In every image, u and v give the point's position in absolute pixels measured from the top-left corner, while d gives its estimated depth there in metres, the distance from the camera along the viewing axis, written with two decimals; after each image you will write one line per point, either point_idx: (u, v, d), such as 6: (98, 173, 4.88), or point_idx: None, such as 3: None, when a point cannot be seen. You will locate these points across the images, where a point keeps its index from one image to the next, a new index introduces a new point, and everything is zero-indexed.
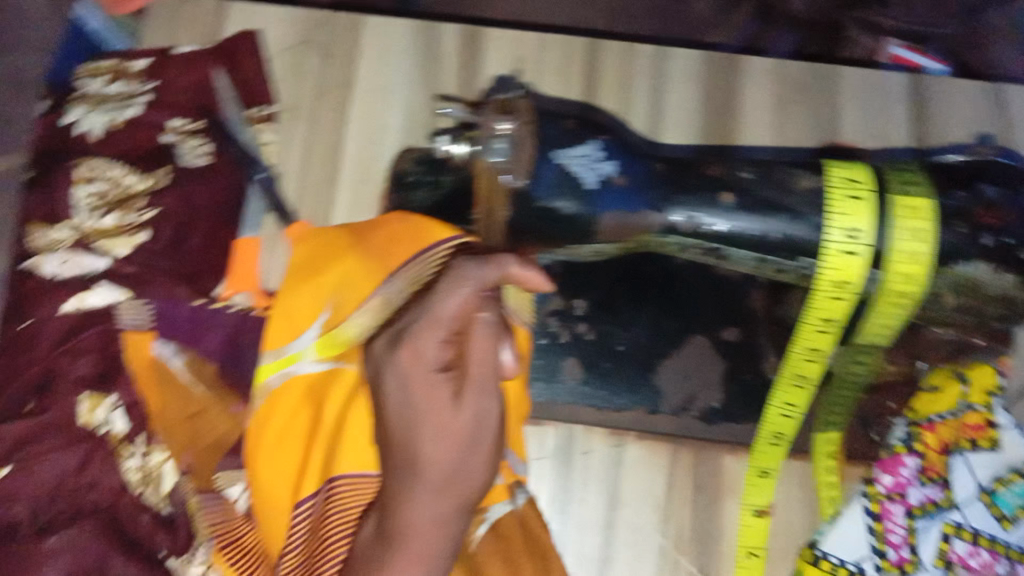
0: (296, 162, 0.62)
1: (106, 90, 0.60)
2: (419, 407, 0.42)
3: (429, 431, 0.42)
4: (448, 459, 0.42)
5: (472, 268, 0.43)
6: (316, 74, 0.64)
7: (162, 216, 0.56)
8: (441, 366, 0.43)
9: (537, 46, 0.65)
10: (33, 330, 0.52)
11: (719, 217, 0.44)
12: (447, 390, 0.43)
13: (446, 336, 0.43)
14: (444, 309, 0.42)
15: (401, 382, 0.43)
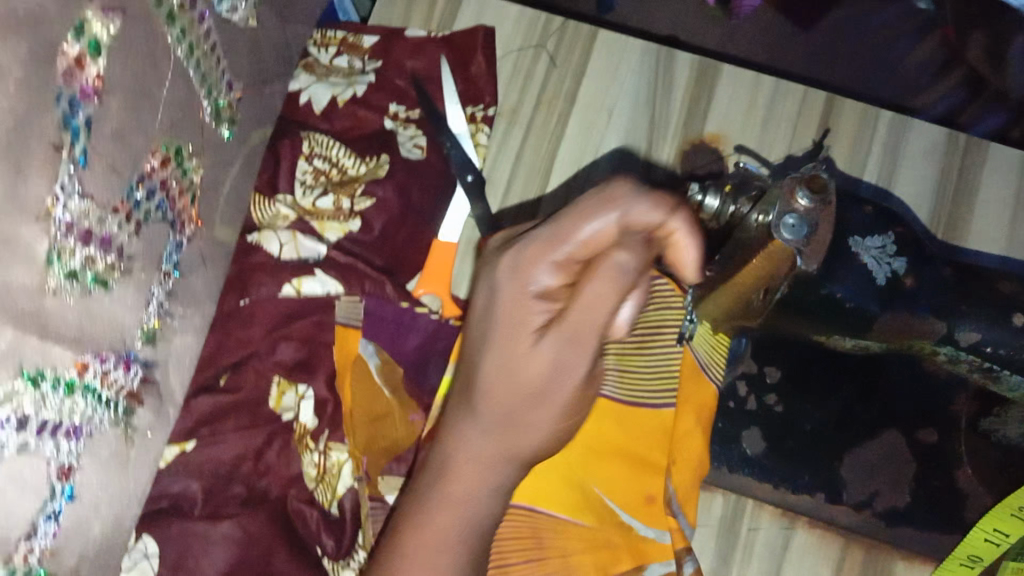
0: (506, 170, 0.60)
1: (334, 63, 0.60)
2: (496, 330, 0.42)
3: (497, 361, 0.42)
4: (509, 401, 0.42)
5: (628, 189, 0.40)
6: (540, 82, 0.62)
7: (377, 207, 0.54)
8: (545, 291, 0.42)
9: (771, 90, 0.62)
10: (249, 309, 0.50)
11: (1007, 339, 0.38)
12: (535, 323, 0.42)
13: (562, 261, 0.41)
14: (580, 232, 0.40)
15: (490, 294, 0.42)
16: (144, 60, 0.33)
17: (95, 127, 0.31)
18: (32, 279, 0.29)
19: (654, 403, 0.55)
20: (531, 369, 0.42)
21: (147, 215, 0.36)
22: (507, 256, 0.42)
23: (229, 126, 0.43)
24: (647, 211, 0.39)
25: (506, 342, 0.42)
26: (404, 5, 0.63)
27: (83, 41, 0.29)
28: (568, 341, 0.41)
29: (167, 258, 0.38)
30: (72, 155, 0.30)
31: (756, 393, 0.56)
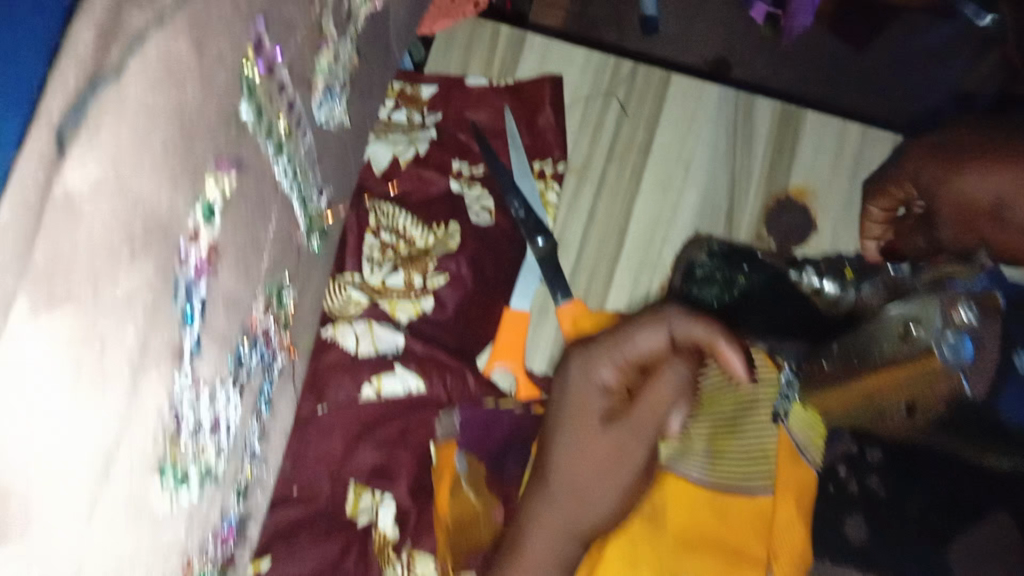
0: (579, 230, 0.56)
1: (393, 118, 0.56)
2: (566, 413, 0.45)
3: (568, 442, 0.44)
4: (580, 477, 0.44)
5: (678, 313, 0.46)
6: (611, 133, 0.57)
7: (454, 282, 0.51)
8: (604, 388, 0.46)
9: (861, 139, 0.57)
10: (328, 421, 0.47)
11: None
12: (600, 412, 0.45)
13: (623, 364, 0.45)
14: (636, 344, 0.45)
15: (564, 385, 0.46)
16: (251, 206, 0.29)
17: (208, 306, 0.27)
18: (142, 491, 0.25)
19: (750, 487, 0.51)
20: (599, 451, 0.44)
21: (247, 372, 0.32)
22: (576, 355, 0.46)
23: (318, 233, 0.38)
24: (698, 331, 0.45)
25: (574, 425, 0.45)
26: (463, 49, 0.58)
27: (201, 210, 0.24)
28: (634, 430, 0.44)
29: (262, 399, 0.35)
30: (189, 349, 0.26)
31: (857, 474, 0.52)
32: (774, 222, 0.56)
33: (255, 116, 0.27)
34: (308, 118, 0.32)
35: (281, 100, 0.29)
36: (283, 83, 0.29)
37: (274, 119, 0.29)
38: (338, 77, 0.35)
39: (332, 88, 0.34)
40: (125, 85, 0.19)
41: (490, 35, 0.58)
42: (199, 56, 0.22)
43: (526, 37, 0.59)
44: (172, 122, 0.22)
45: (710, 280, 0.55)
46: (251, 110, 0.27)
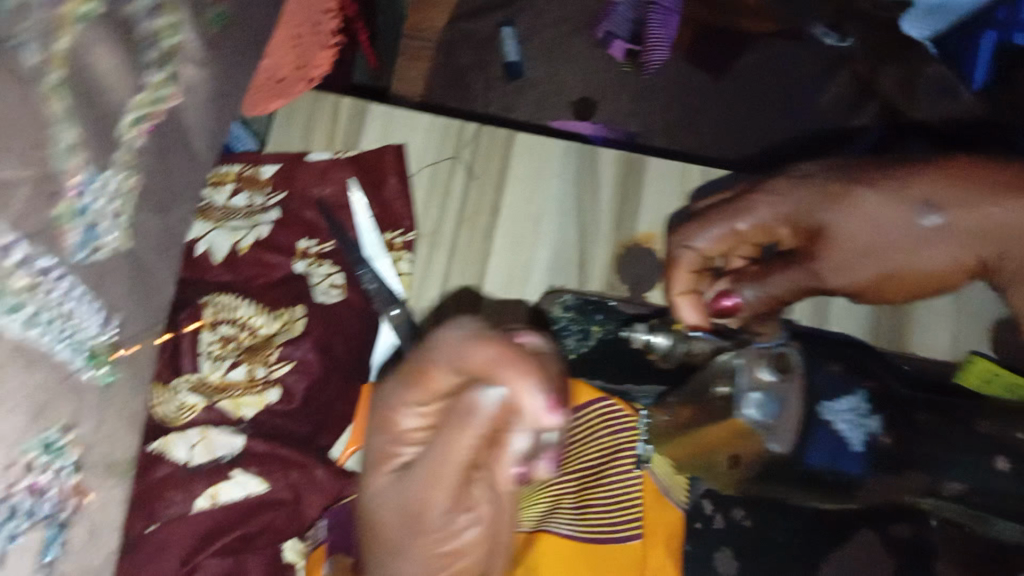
0: (434, 299, 0.56)
1: (231, 203, 0.55)
2: (372, 459, 0.39)
3: (375, 486, 0.38)
4: (390, 520, 0.37)
5: (455, 336, 0.34)
6: (460, 197, 0.58)
7: (297, 369, 0.50)
8: (406, 431, 0.37)
9: (703, 179, 0.59)
10: (160, 538, 0.43)
11: (994, 489, 0.36)
12: (400, 462, 0.38)
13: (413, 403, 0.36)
14: (417, 376, 0.35)
15: (378, 425, 0.38)
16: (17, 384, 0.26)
17: None
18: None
19: (622, 535, 0.52)
20: (388, 507, 0.37)
21: (48, 555, 0.29)
22: (379, 395, 0.38)
23: (108, 366, 0.32)
24: (490, 356, 0.32)
25: (373, 479, 0.38)
26: (303, 127, 0.59)
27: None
28: (424, 483, 0.36)
29: (45, 549, 0.29)
30: None
31: (723, 509, 0.53)
32: (626, 271, 0.58)
33: None
34: (50, 258, 0.27)
35: (15, 265, 0.26)
36: (10, 244, 0.25)
37: (8, 285, 0.25)
38: (99, 204, 0.30)
39: (99, 219, 0.30)
40: None
41: (332, 110, 0.59)
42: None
43: (367, 108, 0.60)
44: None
45: (567, 331, 0.55)
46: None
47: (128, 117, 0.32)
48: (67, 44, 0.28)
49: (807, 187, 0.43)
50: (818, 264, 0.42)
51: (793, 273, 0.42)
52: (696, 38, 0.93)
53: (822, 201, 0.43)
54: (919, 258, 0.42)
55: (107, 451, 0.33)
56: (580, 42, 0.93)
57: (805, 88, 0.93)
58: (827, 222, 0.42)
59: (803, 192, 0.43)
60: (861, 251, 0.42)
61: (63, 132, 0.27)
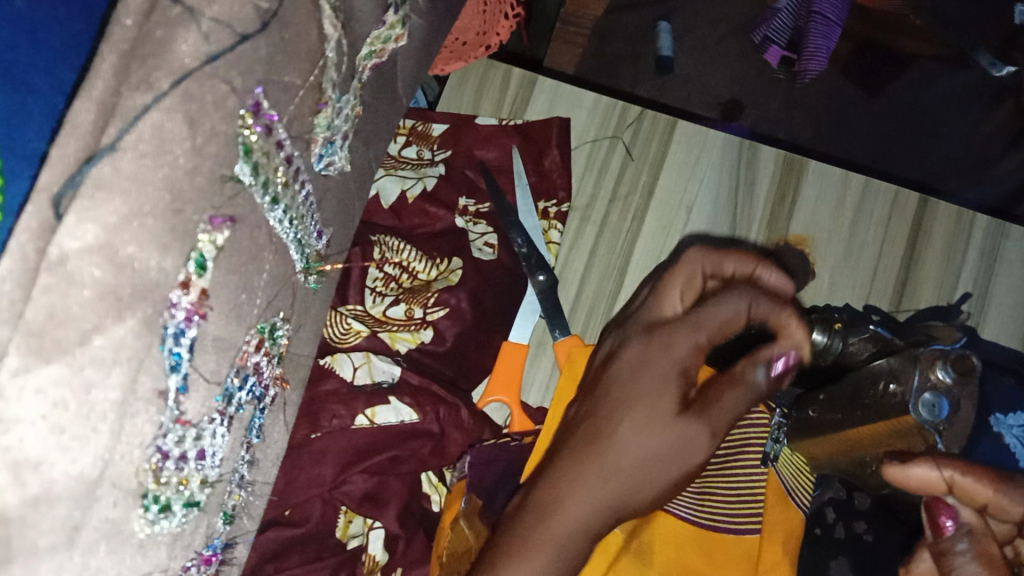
0: (580, 269, 0.57)
1: (403, 155, 0.58)
2: (645, 374, 0.37)
3: (637, 414, 0.36)
4: (633, 429, 0.36)
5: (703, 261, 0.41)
6: (616, 175, 0.59)
7: (450, 315, 0.51)
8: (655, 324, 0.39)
9: (862, 191, 0.58)
10: (320, 444, 0.44)
11: None
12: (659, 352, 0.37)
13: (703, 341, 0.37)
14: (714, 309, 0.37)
15: (639, 360, 0.37)
16: (245, 267, 0.26)
17: (202, 347, 0.24)
18: (124, 514, 0.22)
19: (739, 528, 0.51)
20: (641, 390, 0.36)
21: (239, 405, 0.28)
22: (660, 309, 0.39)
23: (315, 274, 0.35)
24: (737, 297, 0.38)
25: (648, 380, 0.36)
26: (474, 88, 0.60)
27: (195, 263, 0.23)
28: (641, 361, 0.37)
29: (250, 433, 0.31)
30: (163, 398, 0.23)
31: (844, 520, 0.54)
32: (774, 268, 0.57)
33: (251, 175, 0.25)
34: (304, 170, 0.29)
35: (282, 158, 0.27)
36: (282, 140, 0.26)
37: (273, 177, 0.26)
38: (339, 121, 0.31)
39: (335, 138, 0.32)
40: (123, 153, 0.20)
41: (504, 75, 0.61)
42: (193, 130, 0.22)
43: (537, 79, 0.61)
44: (163, 186, 0.21)
45: None
46: (249, 170, 0.25)
47: (365, 49, 0.33)
48: None
49: (1022, 501, 0.34)
50: (637, 330, 0.39)
51: (638, 317, 0.40)
52: (854, 55, 0.91)
53: (993, 492, 0.34)
54: (634, 412, 0.36)
55: (299, 354, 0.36)
56: (736, 43, 0.93)
57: (960, 118, 0.90)
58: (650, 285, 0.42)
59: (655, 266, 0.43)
60: (630, 392, 0.36)
61: (331, 49, 0.28)
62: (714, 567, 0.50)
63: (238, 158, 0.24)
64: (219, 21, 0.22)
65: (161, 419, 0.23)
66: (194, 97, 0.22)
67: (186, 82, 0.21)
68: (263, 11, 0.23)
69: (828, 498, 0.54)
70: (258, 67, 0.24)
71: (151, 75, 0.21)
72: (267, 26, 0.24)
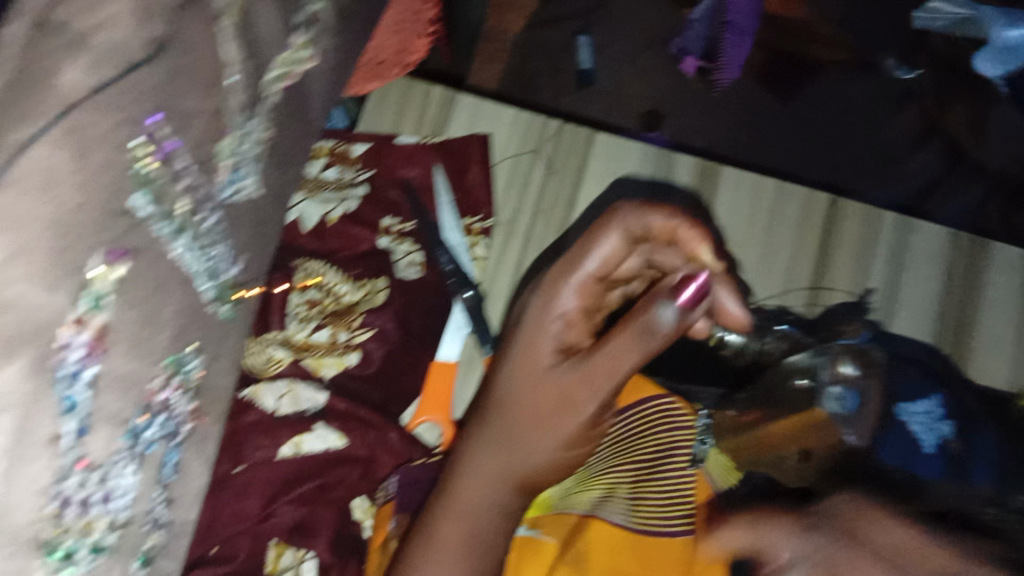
0: (507, 283, 0.58)
1: (323, 176, 0.56)
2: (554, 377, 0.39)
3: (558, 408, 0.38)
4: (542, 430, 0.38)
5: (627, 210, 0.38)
6: (539, 189, 0.60)
7: (377, 337, 0.51)
8: (564, 314, 0.39)
9: (775, 194, 0.60)
10: (244, 479, 0.44)
11: None
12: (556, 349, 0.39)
13: (581, 304, 0.39)
14: (593, 262, 0.38)
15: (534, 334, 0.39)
16: (146, 296, 0.27)
17: None
18: (21, 565, 0.23)
19: (672, 531, 0.51)
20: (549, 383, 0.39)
21: (146, 446, 0.27)
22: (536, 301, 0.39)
23: (230, 302, 0.34)
24: (666, 223, 0.38)
25: (558, 383, 0.38)
26: (394, 109, 0.60)
27: (88, 302, 0.24)
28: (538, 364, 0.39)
29: (166, 469, 0.31)
30: (54, 441, 0.24)
31: (773, 515, 0.54)
32: None
33: (151, 205, 0.27)
34: (207, 199, 0.30)
35: (182, 187, 0.28)
36: (182, 169, 0.28)
37: (173, 206, 0.28)
38: (245, 148, 0.31)
39: (243, 161, 0.31)
40: (11, 187, 0.23)
41: (423, 94, 0.60)
42: (80, 163, 0.25)
43: (456, 96, 0.61)
44: (56, 218, 0.24)
45: None
46: (148, 200, 0.27)
47: (273, 72, 0.33)
48: None
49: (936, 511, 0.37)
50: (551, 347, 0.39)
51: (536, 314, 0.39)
52: (767, 65, 0.95)
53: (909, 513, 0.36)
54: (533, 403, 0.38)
55: (215, 385, 0.35)
56: (654, 56, 0.95)
57: (869, 119, 0.93)
58: (578, 276, 0.39)
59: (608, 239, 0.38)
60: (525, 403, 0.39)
61: (232, 72, 0.30)
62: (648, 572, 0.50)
63: (134, 182, 0.26)
64: (109, 49, 0.26)
65: (59, 465, 0.24)
66: (82, 127, 0.25)
67: (72, 116, 0.25)
68: (150, 42, 0.27)
69: (756, 494, 0.55)
70: (147, 98, 0.26)
71: (35, 108, 0.24)
72: (150, 56, 0.27)
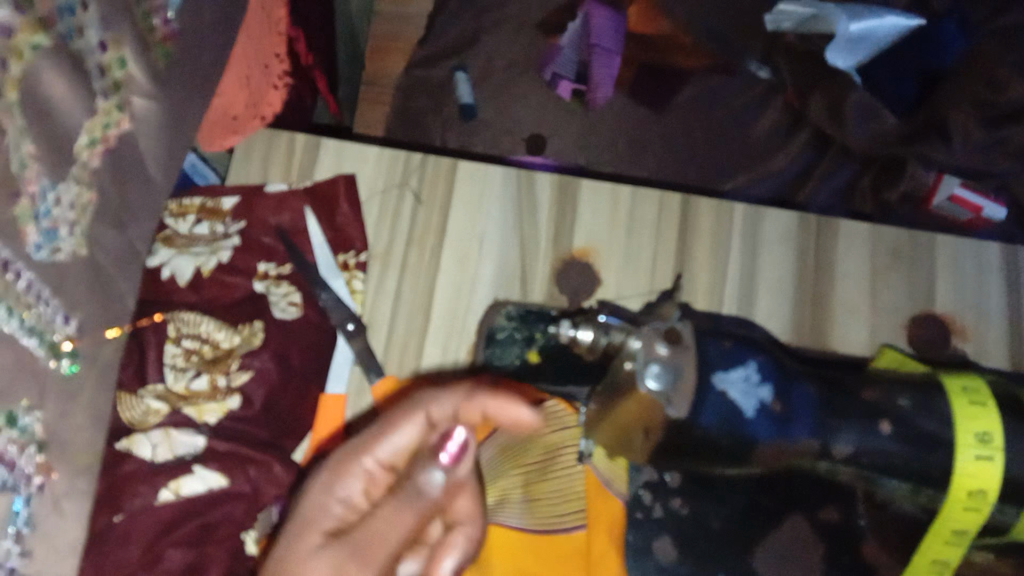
0: (388, 312, 0.60)
1: (194, 231, 0.58)
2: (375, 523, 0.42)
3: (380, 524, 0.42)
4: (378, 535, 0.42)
5: (434, 400, 0.46)
6: (408, 218, 0.62)
7: (256, 377, 0.53)
8: (365, 483, 0.44)
9: (631, 198, 0.64)
10: (127, 529, 0.46)
11: (880, 449, 0.42)
12: (380, 490, 0.45)
13: (375, 464, 0.45)
14: (401, 441, 0.45)
15: (324, 497, 0.43)
16: None
17: None
18: None
19: (564, 527, 0.54)
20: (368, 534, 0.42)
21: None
22: (322, 478, 0.44)
23: (70, 358, 0.38)
24: (455, 408, 0.46)
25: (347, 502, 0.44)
26: (260, 158, 0.63)
27: None
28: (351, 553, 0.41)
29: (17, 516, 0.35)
30: None
31: (660, 499, 0.56)
32: (563, 281, 0.61)
33: None
34: (16, 259, 0.34)
35: None
36: None
37: None
38: (59, 211, 0.36)
39: (61, 225, 0.37)
40: None
41: (288, 142, 0.63)
42: None
43: (320, 141, 0.64)
44: None
45: (511, 339, 0.59)
46: None
47: (84, 138, 0.38)
48: (21, 69, 0.33)
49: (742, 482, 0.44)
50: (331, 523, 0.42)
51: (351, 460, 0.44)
52: (636, 78, 1.00)
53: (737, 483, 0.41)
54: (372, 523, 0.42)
55: (70, 443, 0.38)
56: (531, 80, 1.00)
57: (740, 117, 0.98)
58: (406, 481, 0.45)
59: (410, 427, 0.45)
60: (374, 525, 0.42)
61: (22, 145, 0.34)
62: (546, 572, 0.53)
63: None
64: None
65: None
66: None
67: None
68: None
69: (642, 481, 0.57)
70: None
71: None
72: None
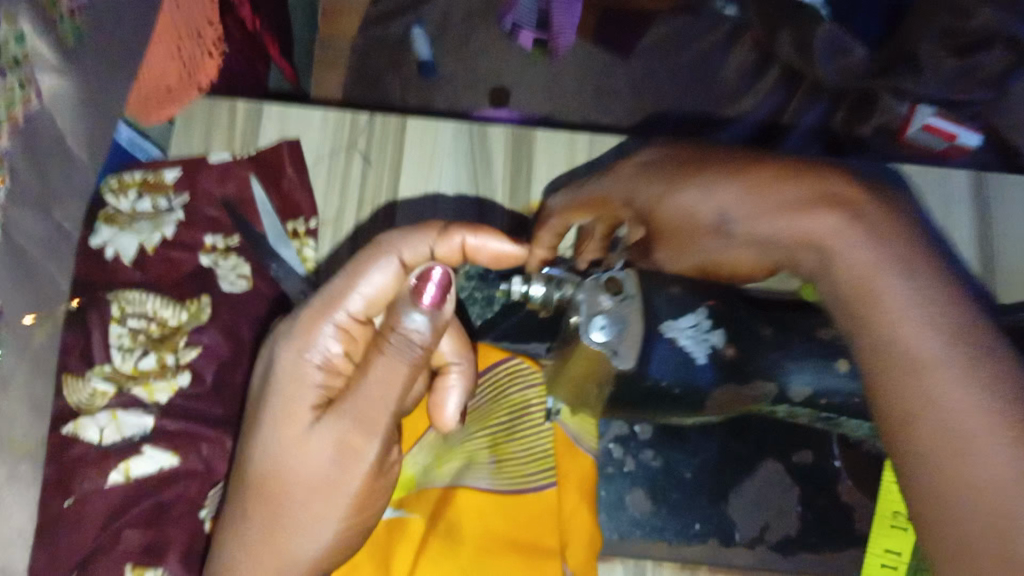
0: None
1: (136, 207, 0.56)
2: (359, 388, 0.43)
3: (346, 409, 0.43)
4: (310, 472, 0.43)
5: (394, 238, 0.45)
6: (359, 182, 0.61)
7: (207, 353, 0.52)
8: (324, 362, 0.44)
9: (587, 146, 0.62)
10: (79, 512, 0.45)
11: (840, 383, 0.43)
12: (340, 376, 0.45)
13: (338, 326, 0.45)
14: (370, 287, 0.44)
15: (292, 372, 0.44)
16: None
17: None
18: None
19: (533, 486, 0.53)
20: (311, 452, 0.43)
21: None
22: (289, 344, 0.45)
23: None
24: (461, 244, 0.46)
25: (277, 421, 0.44)
26: (202, 128, 0.61)
27: None
28: (348, 422, 0.43)
29: None
30: None
31: (631, 452, 0.56)
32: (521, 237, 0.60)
33: None
34: None
35: None
36: None
37: None
38: None
39: None
40: None
41: (227, 108, 0.61)
42: None
43: (261, 108, 0.61)
44: None
45: (471, 300, 0.59)
46: None
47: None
48: None
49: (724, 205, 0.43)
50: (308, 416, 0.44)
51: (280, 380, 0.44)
52: (600, 20, 0.95)
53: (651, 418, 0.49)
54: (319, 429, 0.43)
55: None
56: (490, 32, 0.97)
57: (708, 59, 0.96)
58: (402, 330, 0.43)
59: (383, 271, 0.44)
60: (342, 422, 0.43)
61: None
62: (516, 532, 0.52)
63: None
64: None
65: None
66: None
67: None
68: None
69: (612, 435, 0.57)
70: None
71: None
72: None
